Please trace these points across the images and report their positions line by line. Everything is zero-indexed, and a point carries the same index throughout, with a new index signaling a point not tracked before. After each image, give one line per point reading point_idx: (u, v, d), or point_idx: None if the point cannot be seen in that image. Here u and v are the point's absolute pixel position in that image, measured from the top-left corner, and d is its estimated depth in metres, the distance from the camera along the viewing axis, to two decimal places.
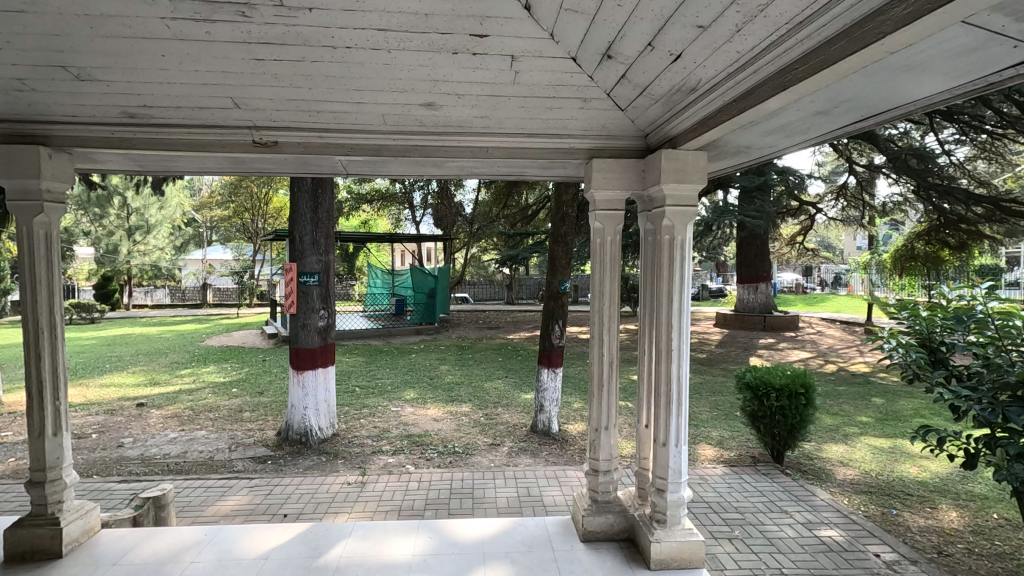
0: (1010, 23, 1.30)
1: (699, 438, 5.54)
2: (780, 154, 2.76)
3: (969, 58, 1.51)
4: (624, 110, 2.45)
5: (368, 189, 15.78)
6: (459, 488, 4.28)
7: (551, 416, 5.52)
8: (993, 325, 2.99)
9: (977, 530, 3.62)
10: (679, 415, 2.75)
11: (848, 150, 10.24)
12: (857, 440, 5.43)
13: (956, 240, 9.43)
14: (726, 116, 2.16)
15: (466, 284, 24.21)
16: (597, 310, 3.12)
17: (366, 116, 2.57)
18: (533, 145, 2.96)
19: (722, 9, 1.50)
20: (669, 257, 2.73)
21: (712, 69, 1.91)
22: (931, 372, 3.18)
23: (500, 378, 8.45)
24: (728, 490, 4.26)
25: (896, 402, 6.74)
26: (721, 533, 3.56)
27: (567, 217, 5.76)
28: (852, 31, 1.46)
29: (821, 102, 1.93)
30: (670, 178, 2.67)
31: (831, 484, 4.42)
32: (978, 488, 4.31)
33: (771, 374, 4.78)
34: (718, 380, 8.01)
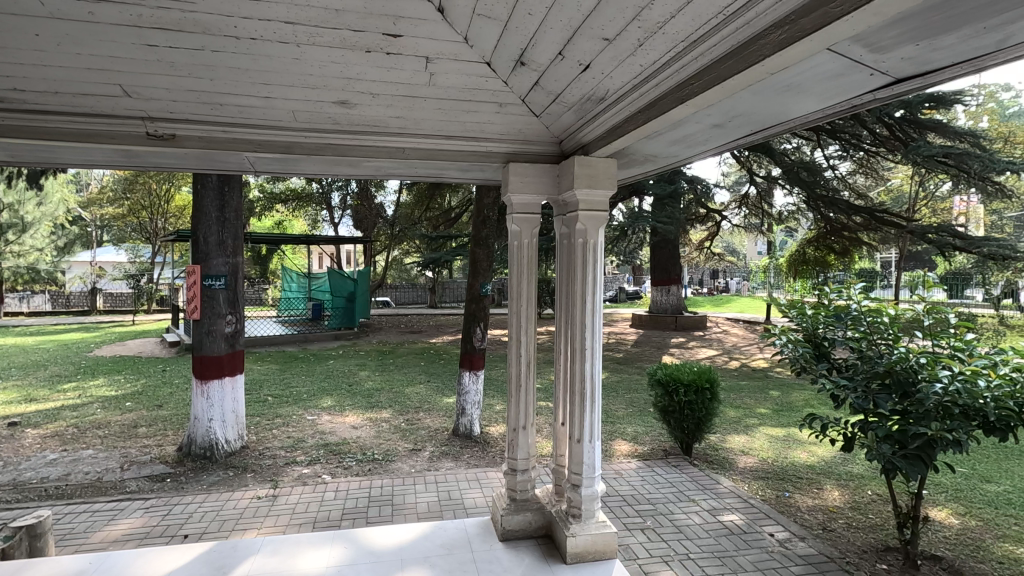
0: (866, 53, 1.47)
1: (616, 434, 5.76)
2: (684, 163, 2.93)
3: (836, 82, 1.69)
4: (538, 116, 2.51)
5: (283, 188, 15.07)
6: (378, 496, 4.18)
7: (472, 419, 5.53)
8: (866, 322, 3.37)
9: (856, 506, 4.03)
10: (593, 412, 2.85)
11: (749, 162, 11.11)
12: (756, 430, 5.87)
13: (840, 246, 10.44)
14: (633, 125, 2.27)
15: (387, 287, 23.73)
16: (515, 312, 3.17)
17: (274, 112, 2.46)
18: (451, 147, 2.97)
19: (625, 24, 1.59)
20: (582, 258, 2.83)
21: (618, 79, 2.01)
22: (816, 365, 3.51)
23: (421, 383, 8.35)
24: (640, 483, 4.47)
25: (789, 394, 7.35)
26: (634, 524, 3.71)
27: (489, 220, 5.80)
28: (737, 52, 1.58)
29: (716, 116, 2.08)
30: (582, 184, 2.77)
31: (733, 471, 4.76)
32: (857, 469, 4.80)
33: (679, 370, 5.09)
34: (633, 379, 8.36)
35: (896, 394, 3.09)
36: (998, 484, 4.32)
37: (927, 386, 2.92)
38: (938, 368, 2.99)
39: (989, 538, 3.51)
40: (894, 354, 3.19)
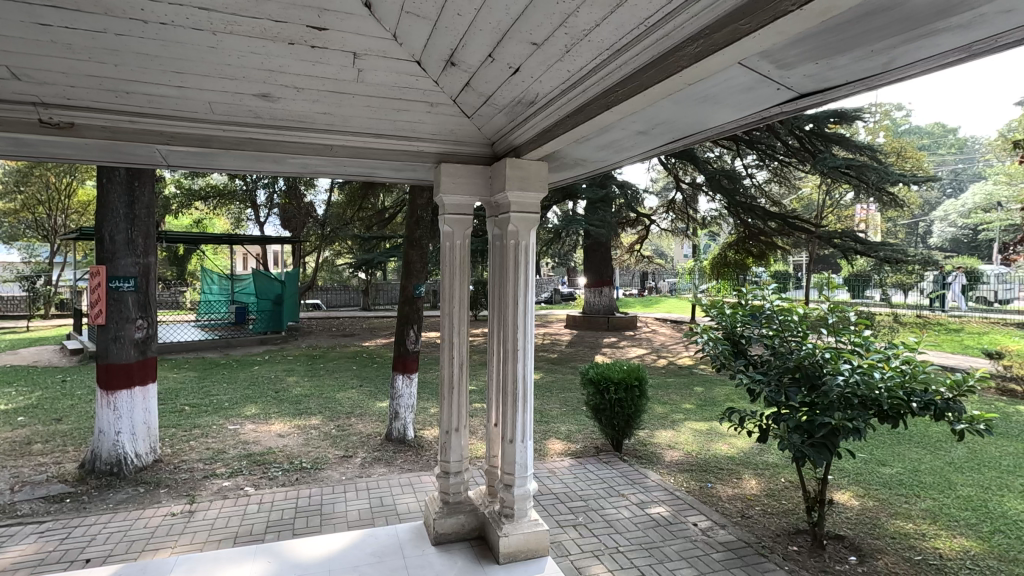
0: (773, 69, 1.58)
1: (550, 434, 5.84)
2: (611, 168, 3.02)
3: (748, 95, 1.80)
4: (470, 116, 2.51)
5: (202, 184, 14.21)
6: (305, 506, 4.01)
7: (406, 423, 5.44)
8: (777, 320, 3.62)
9: (770, 493, 4.31)
10: (524, 412, 2.88)
11: (675, 169, 11.63)
12: (682, 425, 6.15)
13: (758, 250, 11.13)
14: (562, 129, 2.32)
15: (318, 290, 22.95)
16: (447, 313, 3.14)
17: (188, 102, 2.32)
18: (382, 146, 2.91)
19: (552, 30, 1.61)
20: (514, 260, 2.85)
21: (547, 84, 2.05)
22: (734, 361, 3.71)
23: (354, 387, 8.12)
24: (573, 480, 4.56)
25: (712, 389, 7.76)
26: (567, 521, 3.78)
27: (422, 221, 5.72)
28: (657, 63, 1.64)
29: (641, 123, 2.16)
30: (514, 186, 2.80)
31: (660, 465, 4.96)
32: (772, 458, 5.13)
33: (610, 369, 5.24)
34: (567, 378, 8.51)
35: (805, 387, 3.33)
36: (891, 466, 4.76)
37: (831, 378, 3.18)
38: (840, 361, 3.27)
39: (884, 515, 3.86)
40: (802, 350, 3.45)
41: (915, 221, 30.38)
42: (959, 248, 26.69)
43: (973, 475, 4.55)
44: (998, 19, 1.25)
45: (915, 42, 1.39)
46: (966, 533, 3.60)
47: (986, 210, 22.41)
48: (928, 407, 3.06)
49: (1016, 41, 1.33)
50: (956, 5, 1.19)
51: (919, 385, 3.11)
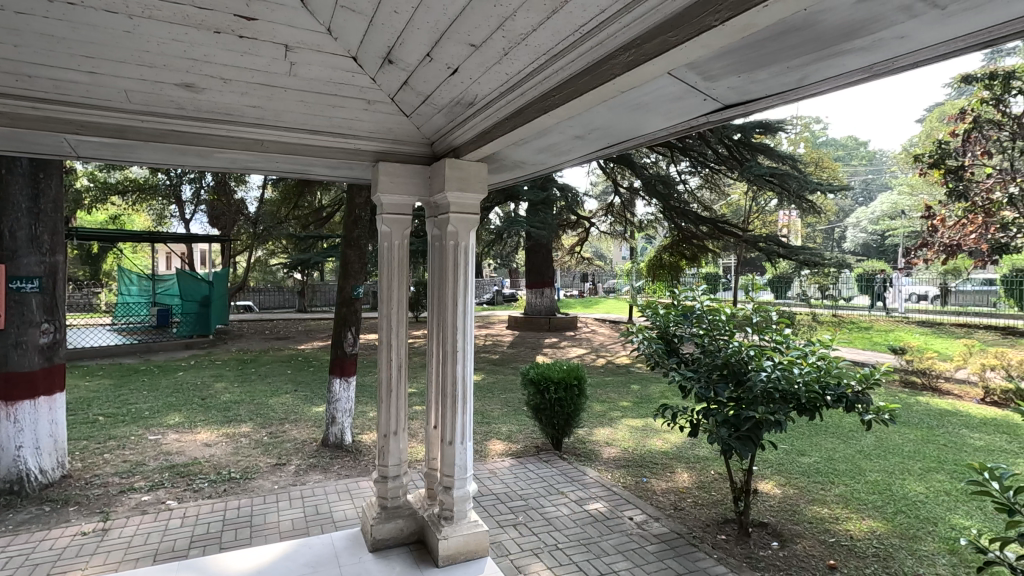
0: (700, 80, 1.66)
1: (491, 434, 5.84)
2: (549, 171, 3.07)
3: (677, 104, 1.88)
4: (408, 115, 2.48)
5: (120, 178, 13.24)
6: (234, 518, 3.82)
7: (344, 427, 5.30)
8: (706, 320, 3.80)
9: (701, 485, 4.50)
10: (464, 413, 2.87)
11: (614, 173, 11.95)
12: (619, 422, 6.33)
13: (691, 252, 11.62)
14: (501, 131, 2.33)
15: (250, 291, 21.93)
16: (385, 314, 3.09)
17: (102, 90, 2.16)
18: (316, 142, 2.82)
19: (490, 33, 1.62)
20: (454, 260, 2.85)
21: (486, 86, 2.05)
22: (667, 359, 3.86)
23: (288, 392, 7.81)
24: (514, 479, 4.59)
25: (648, 387, 8.02)
26: (506, 521, 3.80)
27: (360, 220, 5.56)
28: (592, 69, 1.68)
29: (578, 127, 2.21)
30: (454, 186, 2.79)
31: (598, 462, 5.08)
32: (703, 451, 5.36)
33: (550, 369, 5.31)
34: (508, 379, 8.56)
35: (731, 382, 3.51)
36: (809, 456, 5.10)
37: (755, 374, 3.36)
38: (763, 359, 3.47)
39: (802, 502, 4.13)
40: (730, 347, 3.63)
41: (831, 227, 32.68)
42: (869, 252, 28.96)
43: (880, 461, 4.94)
44: (895, 43, 1.36)
45: (825, 61, 1.49)
46: (874, 514, 3.91)
47: (891, 217, 24.46)
48: (841, 399, 3.29)
49: (910, 64, 1.46)
50: (860, 29, 1.29)
51: (833, 379, 3.34)
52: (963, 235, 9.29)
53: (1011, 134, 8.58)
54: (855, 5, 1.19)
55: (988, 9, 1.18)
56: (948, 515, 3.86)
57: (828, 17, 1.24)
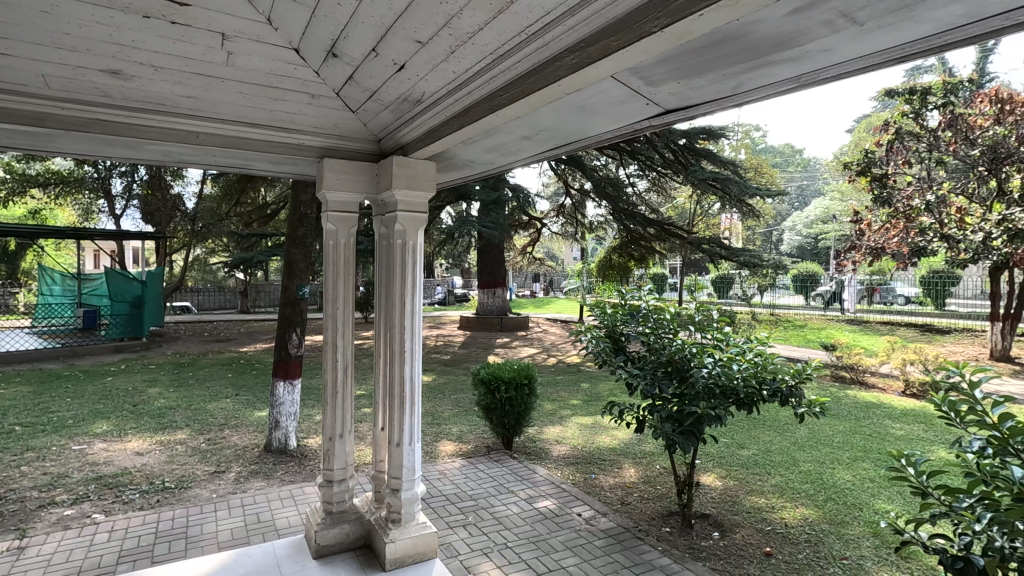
0: (642, 84, 1.70)
1: (441, 436, 5.79)
2: (498, 170, 3.07)
3: (621, 107, 1.92)
4: (354, 111, 2.43)
5: (42, 170, 12.33)
6: (168, 529, 3.63)
7: (288, 431, 5.14)
8: (652, 319, 3.91)
9: (647, 480, 4.63)
10: (412, 414, 2.84)
11: (565, 175, 12.11)
12: (569, 420, 6.42)
13: (639, 253, 11.92)
14: (450, 129, 2.31)
15: (187, 291, 20.88)
16: (330, 315, 3.01)
17: (17, 73, 2.00)
18: (257, 137, 2.72)
19: (436, 29, 1.61)
20: (401, 260, 2.82)
21: (433, 83, 2.04)
22: (614, 357, 3.94)
23: (229, 397, 7.48)
24: (464, 479, 4.58)
25: (597, 385, 8.16)
26: (456, 521, 3.78)
27: (306, 218, 5.37)
28: (539, 70, 1.69)
29: (526, 128, 2.23)
30: (401, 185, 2.75)
31: (548, 460, 5.14)
32: (649, 446, 5.51)
33: (501, 369, 5.32)
34: (459, 379, 8.53)
35: (675, 379, 3.62)
36: (748, 448, 5.33)
37: (697, 370, 3.49)
38: (704, 356, 3.60)
39: (741, 493, 4.31)
40: (674, 344, 3.76)
41: (769, 231, 34.30)
42: (804, 254, 30.57)
43: (812, 451, 5.23)
44: (819, 55, 1.45)
45: (757, 71, 1.57)
46: (806, 502, 4.13)
47: (823, 222, 25.91)
48: (776, 393, 3.46)
49: (834, 76, 1.55)
50: (788, 41, 1.36)
51: (769, 374, 3.51)
52: (887, 238, 9.95)
53: (928, 145, 9.17)
54: (784, 18, 1.25)
55: (900, 27, 1.27)
56: (872, 501, 4.12)
57: (760, 28, 1.30)
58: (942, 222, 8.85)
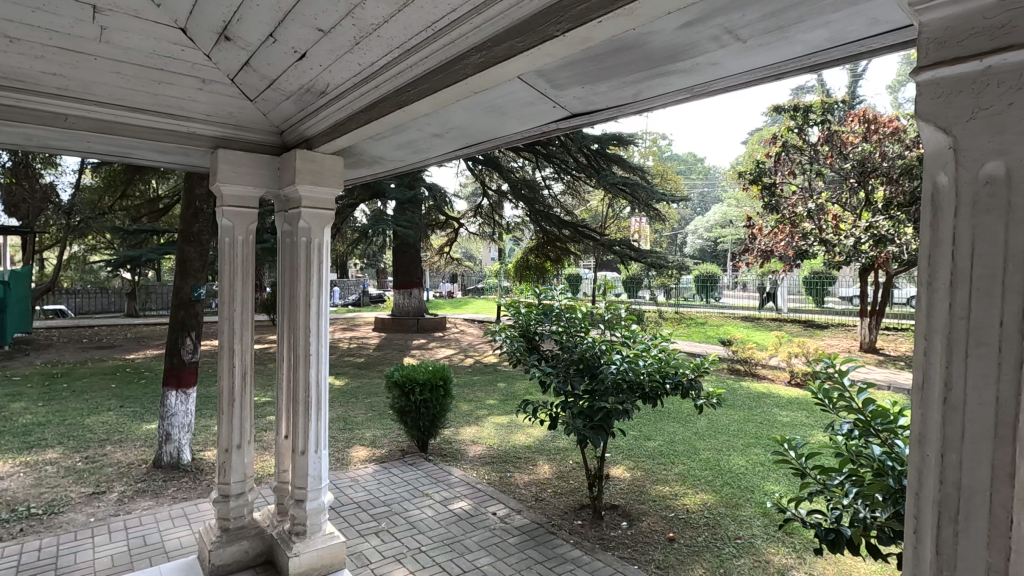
0: (548, 87, 1.73)
1: (354, 441, 5.59)
2: (408, 167, 3.02)
3: (528, 109, 1.95)
4: (252, 99, 2.29)
5: None
6: (32, 562, 3.21)
7: (181, 444, 4.74)
8: (563, 318, 4.00)
9: (560, 475, 4.74)
10: (318, 420, 2.71)
11: (482, 175, 12.14)
12: (485, 420, 6.44)
13: (555, 254, 12.15)
14: (355, 124, 2.23)
15: (62, 293, 18.68)
16: (226, 317, 2.82)
17: None
18: (140, 123, 2.47)
19: (338, 19, 1.54)
20: (305, 258, 2.68)
21: (337, 75, 1.96)
22: (529, 356, 4.02)
23: (111, 410, 6.76)
24: (376, 485, 4.44)
25: (513, 384, 8.24)
26: (368, 529, 3.66)
27: (202, 213, 4.94)
28: (446, 67, 1.66)
29: (435, 125, 2.19)
30: (305, 180, 2.62)
31: (464, 460, 5.12)
32: (562, 442, 5.64)
33: (415, 371, 5.24)
34: (373, 382, 8.28)
35: (586, 376, 3.73)
36: (654, 440, 5.60)
37: (607, 367, 3.63)
38: (613, 352, 3.76)
39: (648, 482, 4.53)
40: (585, 342, 3.88)
41: (675, 234, 36.41)
42: (705, 256, 32.72)
43: (711, 440, 5.60)
44: (709, 68, 1.54)
45: (654, 80, 1.65)
46: (705, 488, 4.41)
47: (721, 226, 27.91)
48: (677, 386, 3.62)
49: (722, 88, 1.66)
50: (681, 53, 1.44)
51: (671, 368, 3.68)
52: (775, 242, 10.87)
53: (809, 158, 10.23)
54: (676, 31, 1.32)
55: (777, 46, 1.39)
56: (762, 483, 4.48)
57: (655, 39, 1.36)
58: (821, 227, 9.73)
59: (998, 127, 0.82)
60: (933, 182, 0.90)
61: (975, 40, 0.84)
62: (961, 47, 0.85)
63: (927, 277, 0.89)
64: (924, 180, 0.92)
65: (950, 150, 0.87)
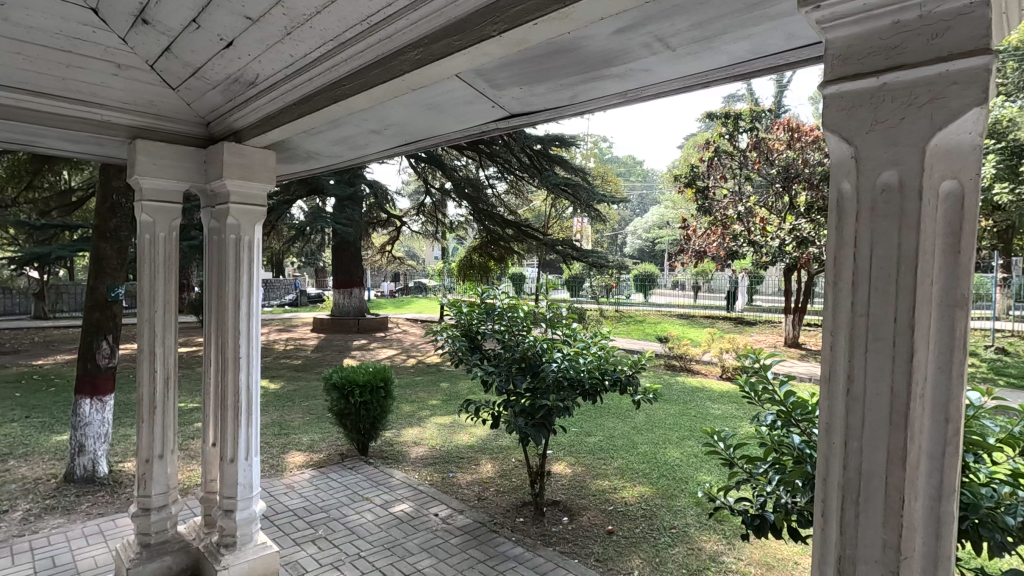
0: (486, 87, 1.73)
1: (290, 446, 5.39)
2: (346, 163, 2.94)
3: (467, 108, 1.95)
4: (175, 88, 2.16)
5: None
6: None
7: (97, 456, 4.41)
8: (506, 317, 4.03)
9: (502, 473, 4.76)
10: (249, 426, 2.59)
11: (425, 173, 11.98)
12: (428, 421, 6.37)
13: (498, 253, 12.17)
14: (287, 117, 2.14)
15: None
16: (146, 318, 2.65)
17: None
18: (46, 109, 2.28)
19: (268, 8, 1.48)
20: (234, 257, 2.55)
21: (268, 65, 1.88)
22: (470, 356, 4.01)
23: (15, 421, 6.18)
24: (313, 491, 4.30)
25: (456, 384, 8.20)
26: (304, 537, 3.54)
27: (120, 208, 4.61)
28: (382, 63, 1.63)
29: (373, 121, 2.15)
30: (234, 174, 2.50)
31: (406, 462, 5.05)
32: (505, 441, 5.67)
33: (355, 372, 5.10)
34: (310, 384, 8.01)
35: (527, 375, 3.77)
36: (594, 436, 5.73)
37: (548, 364, 3.67)
38: (554, 351, 3.81)
39: (589, 477, 4.63)
40: (527, 341, 3.91)
41: (616, 233, 37.36)
42: (643, 256, 33.75)
43: (648, 434, 5.78)
44: (642, 75, 1.60)
45: (590, 83, 1.68)
46: (643, 481, 4.55)
47: (659, 228, 28.91)
48: (616, 382, 3.72)
49: (655, 94, 1.73)
50: (614, 59, 1.48)
51: (610, 365, 3.78)
52: (708, 242, 11.35)
53: (739, 163, 10.75)
54: (610, 36, 1.35)
55: (703, 55, 1.45)
56: (696, 474, 4.67)
57: (590, 43, 1.39)
58: (750, 229, 10.28)
59: (893, 139, 0.89)
60: (838, 189, 0.96)
61: (873, 58, 0.91)
62: (862, 64, 0.92)
63: (832, 277, 0.95)
64: (830, 187, 0.98)
65: (852, 159, 0.94)
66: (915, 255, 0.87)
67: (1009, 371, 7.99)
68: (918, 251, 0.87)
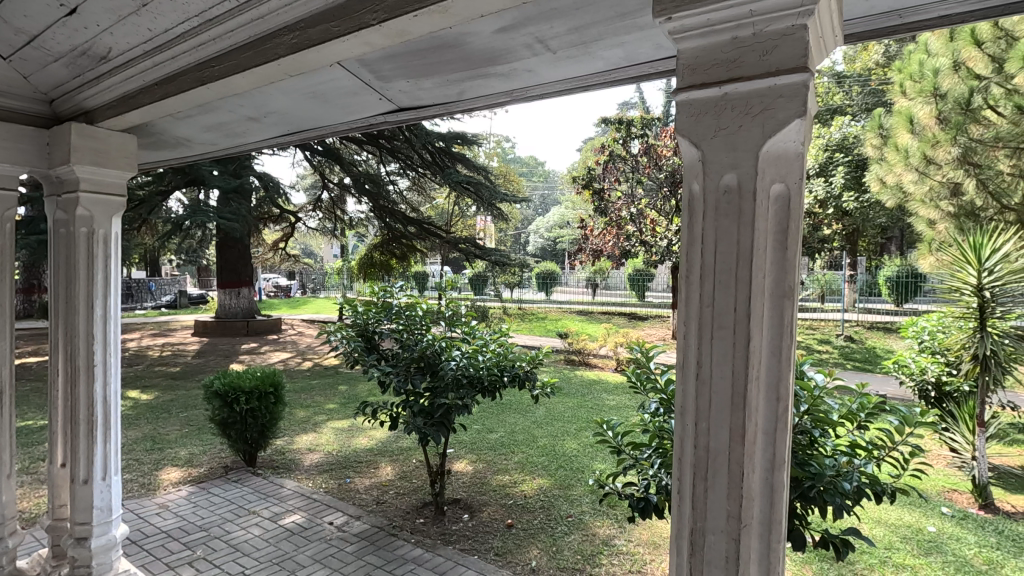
0: (372, 78, 1.68)
1: (164, 462, 4.89)
2: (220, 151, 2.71)
3: (351, 99, 1.87)
4: (7, 58, 1.88)
5: None
6: None
7: None
8: (404, 317, 3.92)
9: (402, 476, 4.65)
10: (105, 443, 2.31)
11: (321, 167, 11.41)
12: (323, 426, 6.08)
13: (400, 251, 11.86)
14: (147, 98, 1.93)
15: None
16: None
17: None
18: None
19: None
20: (87, 251, 2.26)
21: (121, 39, 1.69)
22: (367, 356, 3.84)
23: None
24: (192, 509, 3.94)
25: (355, 386, 7.90)
26: (179, 560, 3.23)
27: None
28: (255, 45, 1.52)
29: (249, 107, 2.00)
30: (85, 159, 2.21)
31: (298, 471, 4.78)
32: (405, 442, 5.55)
33: (240, 378, 4.72)
34: (190, 393, 7.34)
35: (426, 374, 3.72)
36: (496, 432, 5.78)
37: (447, 363, 3.63)
38: (452, 349, 3.77)
39: (489, 474, 4.66)
40: (425, 340, 3.83)
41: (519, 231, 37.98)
42: (546, 254, 34.56)
43: (547, 427, 5.94)
44: (526, 75, 1.63)
45: (475, 81, 1.69)
46: (542, 473, 4.67)
47: (561, 227, 29.85)
48: (514, 378, 3.75)
49: (539, 95, 1.77)
50: (498, 57, 1.50)
51: (508, 361, 3.81)
52: (604, 241, 11.88)
53: (631, 167, 11.34)
54: (492, 34, 1.36)
55: (581, 60, 1.51)
56: (590, 463, 4.87)
57: (473, 40, 1.39)
58: (641, 230, 10.90)
59: (732, 144, 0.98)
60: (689, 190, 1.04)
61: (717, 69, 0.99)
62: (707, 74, 1.00)
63: (687, 270, 1.02)
64: (682, 189, 1.06)
65: (700, 162, 1.02)
66: (751, 250, 0.96)
67: (854, 356, 9.19)
68: (753, 248, 0.96)
